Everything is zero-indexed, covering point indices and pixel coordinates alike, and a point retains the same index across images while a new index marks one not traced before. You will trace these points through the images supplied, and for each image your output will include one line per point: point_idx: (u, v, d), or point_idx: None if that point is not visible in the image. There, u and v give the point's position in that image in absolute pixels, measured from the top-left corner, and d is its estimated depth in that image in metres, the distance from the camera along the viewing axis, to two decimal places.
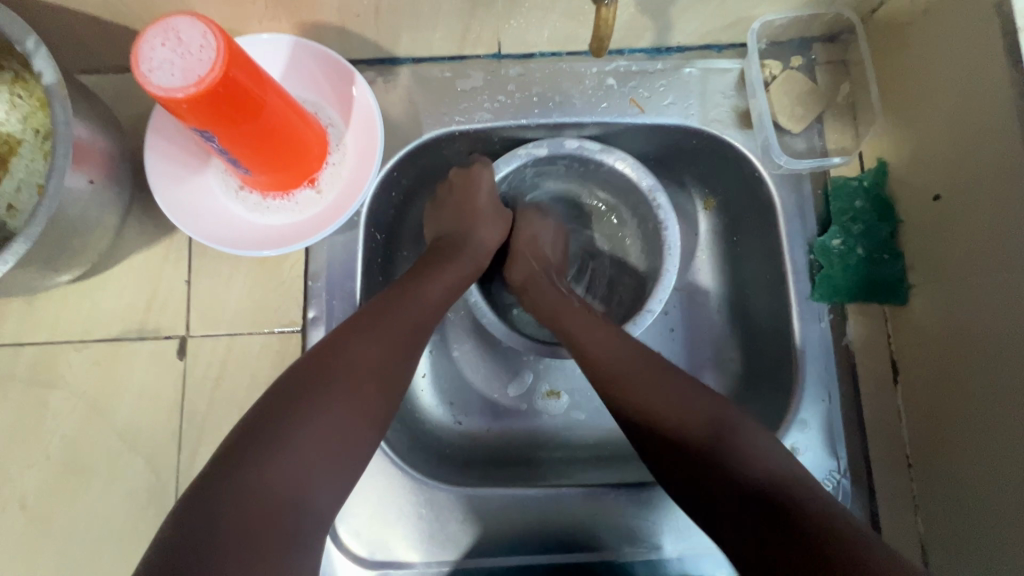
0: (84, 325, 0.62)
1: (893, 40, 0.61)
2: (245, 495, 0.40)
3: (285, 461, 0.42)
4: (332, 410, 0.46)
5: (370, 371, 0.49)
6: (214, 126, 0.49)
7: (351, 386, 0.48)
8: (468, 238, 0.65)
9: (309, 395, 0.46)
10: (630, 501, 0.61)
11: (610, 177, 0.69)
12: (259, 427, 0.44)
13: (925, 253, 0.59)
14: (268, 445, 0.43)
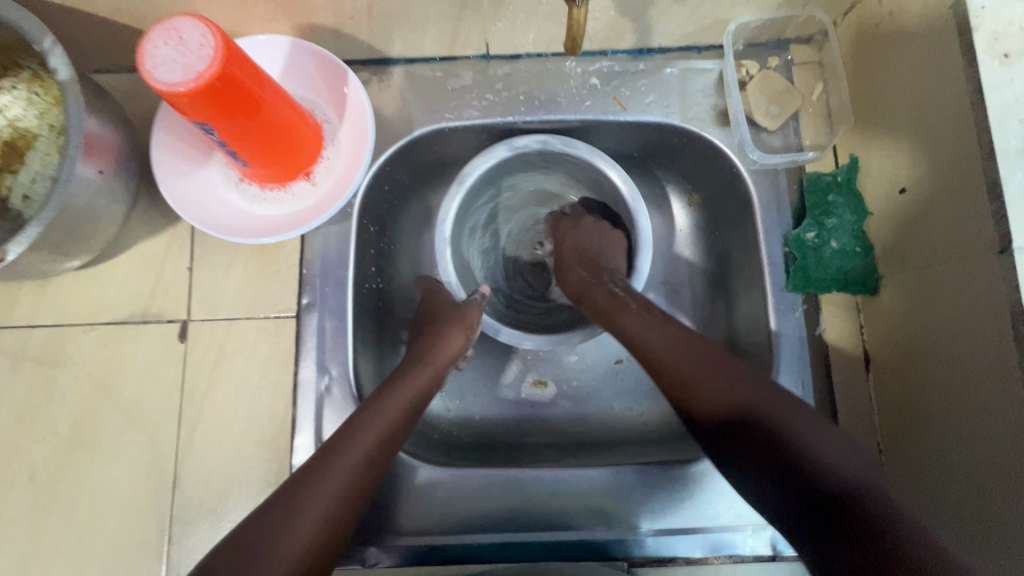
0: (92, 308, 0.66)
1: (863, 40, 0.64)
2: (272, 560, 0.41)
3: (300, 522, 0.44)
4: (340, 472, 0.48)
5: (371, 431, 0.52)
6: (213, 119, 0.53)
7: (355, 450, 0.50)
8: (461, 292, 0.68)
9: (322, 464, 0.48)
10: (607, 482, 0.63)
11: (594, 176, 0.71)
12: (282, 494, 0.46)
13: (892, 245, 0.62)
14: (289, 510, 0.44)
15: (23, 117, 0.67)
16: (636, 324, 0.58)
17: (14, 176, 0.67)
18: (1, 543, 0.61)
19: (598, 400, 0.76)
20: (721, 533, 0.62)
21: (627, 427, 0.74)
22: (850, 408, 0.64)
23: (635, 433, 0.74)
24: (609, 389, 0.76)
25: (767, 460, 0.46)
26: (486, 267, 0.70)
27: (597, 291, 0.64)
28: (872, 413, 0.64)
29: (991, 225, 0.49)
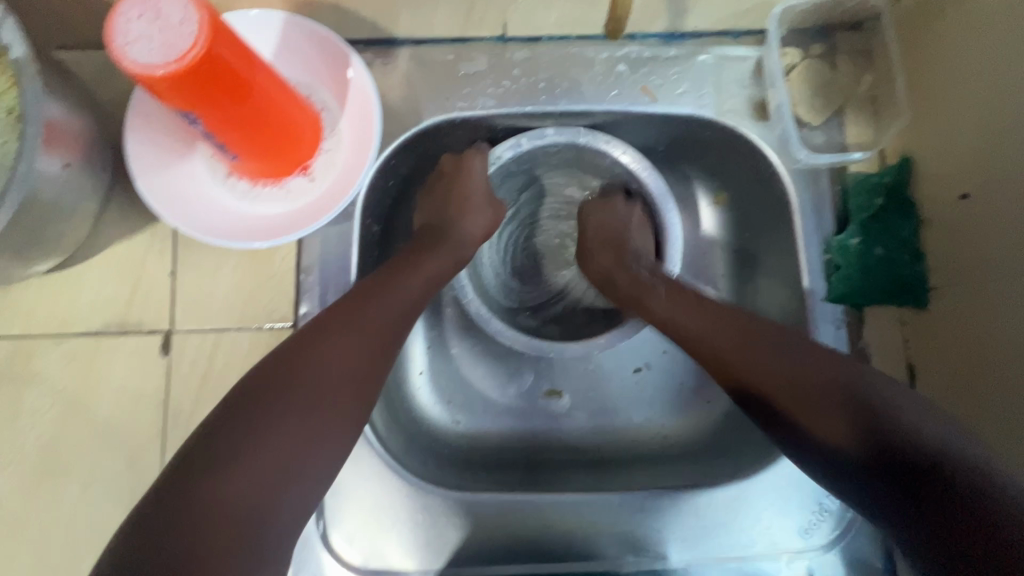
0: (62, 317, 0.59)
1: (923, 27, 0.58)
2: (216, 494, 0.39)
3: (254, 459, 0.41)
4: (305, 412, 0.44)
5: (345, 373, 0.47)
6: (198, 107, 0.46)
7: (326, 388, 0.45)
8: (451, 226, 0.61)
9: (279, 398, 0.44)
10: (635, 509, 0.58)
11: (614, 170, 0.66)
12: (228, 422, 0.42)
13: (948, 257, 0.56)
14: (236, 442, 0.41)
15: None
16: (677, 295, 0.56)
17: None
18: None
19: (617, 412, 0.71)
20: (753, 562, 0.58)
21: (649, 442, 0.70)
22: None
23: (658, 449, 0.69)
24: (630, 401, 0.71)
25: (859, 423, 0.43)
26: (484, 215, 0.64)
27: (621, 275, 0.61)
28: None
29: None
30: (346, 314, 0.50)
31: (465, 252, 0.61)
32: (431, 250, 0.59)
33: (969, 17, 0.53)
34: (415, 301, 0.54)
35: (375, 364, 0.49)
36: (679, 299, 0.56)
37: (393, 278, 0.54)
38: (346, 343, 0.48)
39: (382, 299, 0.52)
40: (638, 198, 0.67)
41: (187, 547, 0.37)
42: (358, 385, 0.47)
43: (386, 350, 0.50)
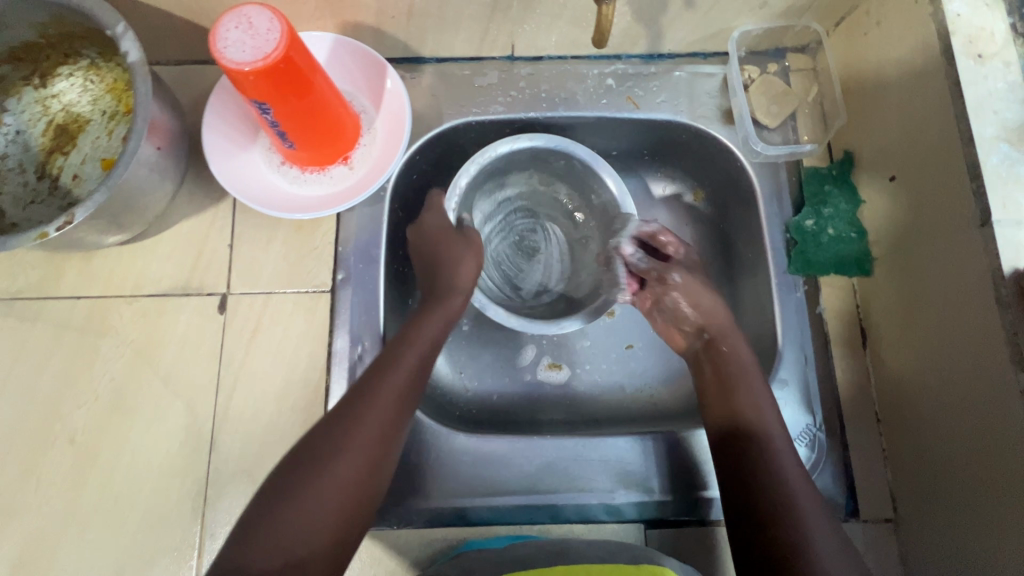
0: (135, 281, 0.69)
1: (853, 46, 0.71)
2: (275, 529, 0.46)
3: (300, 505, 0.48)
4: (338, 475, 0.50)
5: (368, 434, 0.53)
6: (272, 100, 0.58)
7: (354, 451, 0.51)
8: (447, 277, 0.66)
9: (304, 478, 0.49)
10: (626, 450, 0.66)
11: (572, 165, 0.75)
12: (266, 501, 0.48)
13: (885, 231, 0.67)
14: (268, 517, 0.47)
15: (77, 102, 0.72)
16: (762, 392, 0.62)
17: (65, 157, 0.71)
18: (39, 503, 0.63)
19: (610, 380, 0.80)
20: None
21: (640, 407, 0.78)
22: (848, 381, 0.70)
23: (648, 412, 0.78)
24: (621, 371, 0.80)
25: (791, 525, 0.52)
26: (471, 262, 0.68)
27: (721, 327, 0.67)
28: (869, 385, 0.70)
29: (972, 202, 0.55)
30: (367, 381, 0.56)
31: (455, 306, 0.65)
32: (429, 310, 0.64)
33: (885, 37, 0.65)
34: (422, 362, 0.59)
35: (393, 423, 0.55)
36: (737, 377, 0.63)
37: (396, 354, 0.59)
38: (367, 409, 0.54)
39: (393, 364, 0.57)
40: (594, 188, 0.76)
41: None
42: (381, 445, 0.53)
43: (394, 424, 0.55)
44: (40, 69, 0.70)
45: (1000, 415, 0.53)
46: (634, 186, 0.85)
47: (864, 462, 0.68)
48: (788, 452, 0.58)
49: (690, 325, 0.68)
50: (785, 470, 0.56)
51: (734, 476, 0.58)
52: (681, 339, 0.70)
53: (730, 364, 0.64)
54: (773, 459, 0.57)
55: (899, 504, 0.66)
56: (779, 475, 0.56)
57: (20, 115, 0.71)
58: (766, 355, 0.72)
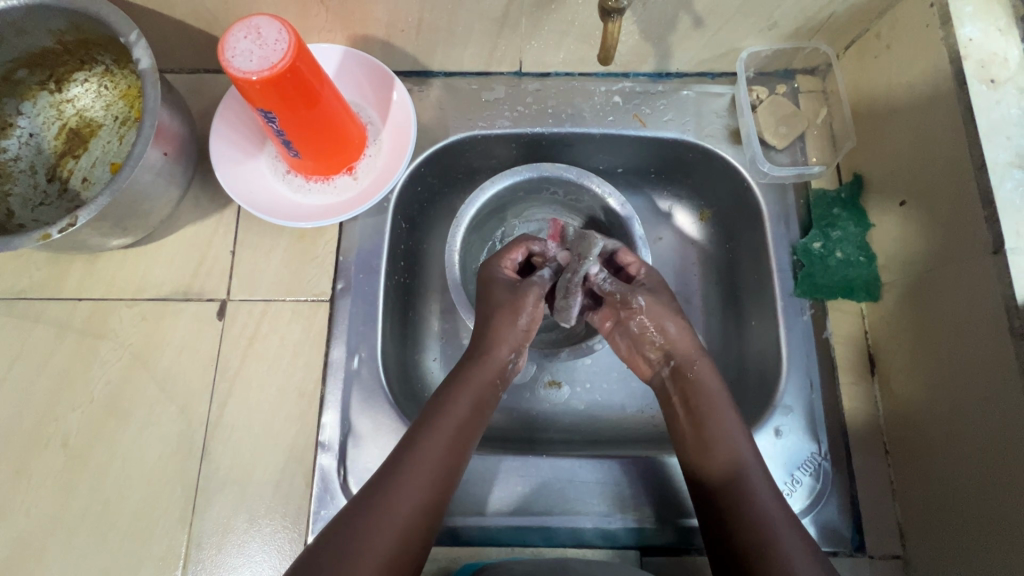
0: (137, 284, 0.69)
1: (862, 68, 0.70)
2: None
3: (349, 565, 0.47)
4: (382, 540, 0.49)
5: (414, 502, 0.52)
6: (277, 109, 0.58)
7: (399, 515, 0.51)
8: (492, 326, 0.62)
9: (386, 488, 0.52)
10: (623, 472, 0.65)
11: (513, 192, 0.77)
12: (354, 509, 0.51)
13: (894, 255, 0.66)
14: (352, 524, 0.50)
15: (90, 108, 0.73)
16: (733, 427, 0.59)
17: (75, 161, 0.72)
18: (27, 506, 0.62)
19: (610, 400, 0.78)
20: None
21: (639, 429, 0.77)
22: (856, 409, 0.68)
23: (647, 435, 0.76)
24: (621, 392, 0.78)
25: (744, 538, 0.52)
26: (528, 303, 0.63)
27: (691, 356, 0.62)
28: (877, 415, 0.67)
29: (985, 228, 0.53)
30: (414, 441, 0.55)
31: (498, 356, 0.61)
32: (478, 361, 0.61)
33: (896, 60, 0.65)
34: (468, 416, 0.58)
35: (441, 486, 0.54)
36: (704, 399, 0.60)
37: (476, 365, 0.60)
38: (416, 475, 0.53)
39: (445, 417, 0.57)
40: (539, 189, 0.78)
41: None
42: (427, 512, 0.53)
43: (468, 434, 0.57)
44: (56, 75, 0.71)
45: (1015, 449, 0.51)
46: (639, 204, 0.84)
47: (870, 495, 0.65)
48: (771, 499, 0.55)
49: (656, 351, 0.63)
50: (762, 505, 0.54)
51: (718, 526, 0.55)
52: (645, 366, 0.65)
53: (699, 399, 0.60)
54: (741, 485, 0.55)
55: (908, 540, 0.63)
56: (763, 518, 0.53)
57: (35, 118, 0.72)
58: (769, 379, 0.70)
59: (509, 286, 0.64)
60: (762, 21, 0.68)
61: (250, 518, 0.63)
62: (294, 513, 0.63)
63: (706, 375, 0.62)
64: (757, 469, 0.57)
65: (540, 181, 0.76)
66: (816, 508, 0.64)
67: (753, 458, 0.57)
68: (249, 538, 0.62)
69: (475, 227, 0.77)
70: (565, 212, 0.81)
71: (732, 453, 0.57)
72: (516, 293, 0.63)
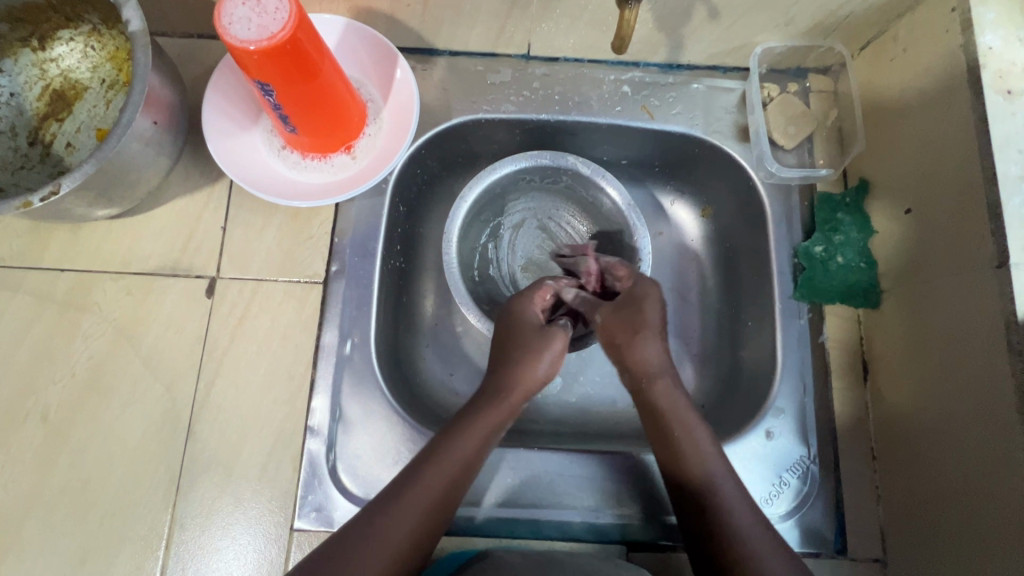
0: (123, 257, 0.67)
1: (876, 70, 0.69)
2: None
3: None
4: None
5: (402, 542, 0.51)
6: (275, 81, 0.56)
7: (383, 555, 0.50)
8: (520, 365, 0.58)
9: (372, 524, 0.51)
10: (614, 468, 0.65)
11: (496, 188, 0.75)
12: (342, 540, 0.51)
13: (895, 263, 0.66)
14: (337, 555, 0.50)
15: (76, 69, 0.69)
16: (700, 435, 0.57)
17: (59, 124, 0.69)
18: (6, 480, 0.61)
19: (602, 394, 0.78)
20: None
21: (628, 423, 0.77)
22: (847, 414, 0.68)
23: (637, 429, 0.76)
24: (613, 386, 0.78)
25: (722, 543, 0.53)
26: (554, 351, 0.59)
27: (655, 370, 0.58)
28: (868, 421, 0.68)
29: (989, 242, 0.53)
30: (412, 476, 0.54)
31: (520, 398, 0.58)
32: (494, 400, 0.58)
33: (912, 64, 0.63)
34: (472, 458, 0.55)
35: (430, 527, 0.53)
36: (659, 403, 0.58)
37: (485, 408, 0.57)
38: (404, 511, 0.52)
39: (441, 459, 0.55)
40: (520, 180, 0.76)
41: None
42: (414, 550, 0.52)
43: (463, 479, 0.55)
44: (39, 32, 0.68)
45: (1003, 463, 0.51)
46: (640, 198, 0.83)
47: (855, 499, 0.66)
48: (741, 504, 0.55)
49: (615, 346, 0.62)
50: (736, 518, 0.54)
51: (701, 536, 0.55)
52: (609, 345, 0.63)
53: (659, 415, 0.59)
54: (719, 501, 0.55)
55: (888, 544, 0.64)
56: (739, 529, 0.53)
57: (16, 77, 0.68)
58: (763, 381, 0.70)
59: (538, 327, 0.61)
60: (778, 15, 0.66)
61: (236, 500, 0.62)
62: (280, 497, 0.62)
63: (666, 394, 0.58)
64: (729, 481, 0.57)
65: (520, 172, 0.75)
66: (801, 510, 0.65)
67: (723, 470, 0.57)
68: (234, 520, 0.61)
69: (466, 231, 0.75)
70: (555, 200, 0.79)
71: (699, 470, 0.57)
72: (545, 335, 0.59)
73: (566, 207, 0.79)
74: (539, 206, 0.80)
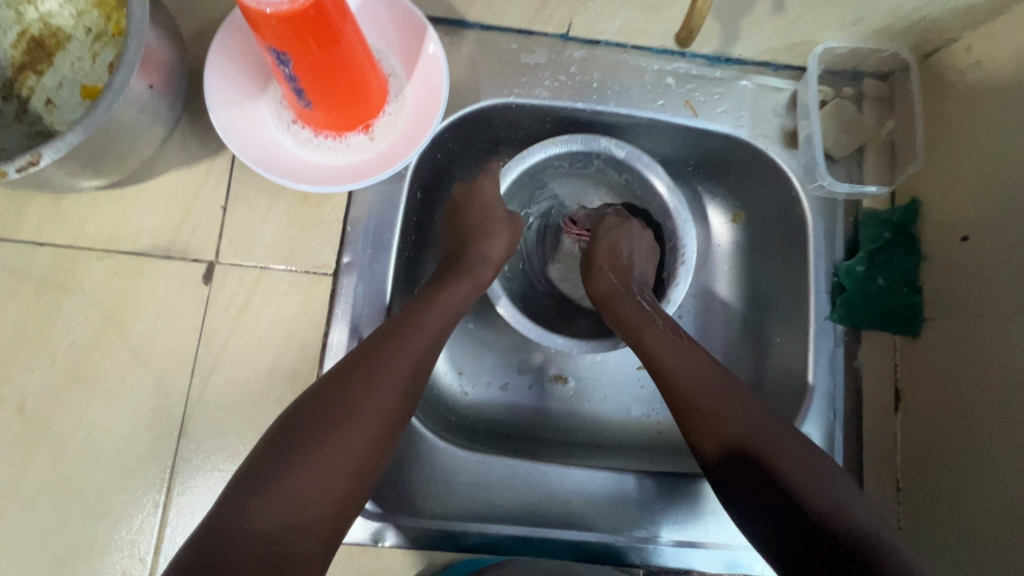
0: (110, 234, 0.60)
1: (943, 81, 0.64)
2: (240, 523, 0.42)
3: (268, 499, 0.43)
4: (312, 484, 0.45)
5: (349, 444, 0.47)
6: (292, 50, 0.49)
7: (336, 459, 0.46)
8: (469, 253, 0.64)
9: (314, 432, 0.47)
10: (633, 490, 0.63)
11: (527, 176, 0.71)
12: (274, 455, 0.46)
13: (943, 291, 0.62)
14: (274, 468, 0.45)
15: (57, 14, 0.61)
16: (708, 368, 0.57)
17: (37, 77, 0.61)
18: None
19: (615, 403, 0.75)
20: (737, 554, 0.62)
21: (642, 435, 0.74)
22: (874, 443, 0.66)
23: (652, 442, 0.73)
24: (628, 395, 0.75)
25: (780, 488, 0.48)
26: (503, 239, 0.65)
27: (623, 298, 0.64)
28: (895, 451, 0.66)
29: None
30: (348, 375, 0.50)
31: (483, 277, 0.62)
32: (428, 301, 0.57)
33: (987, 80, 0.58)
34: (415, 358, 0.53)
35: (380, 433, 0.49)
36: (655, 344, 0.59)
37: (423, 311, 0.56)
38: (345, 410, 0.48)
39: (382, 361, 0.51)
40: (551, 168, 0.72)
41: (247, 560, 0.40)
42: (366, 453, 0.48)
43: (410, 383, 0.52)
44: None
45: None
46: None
47: None
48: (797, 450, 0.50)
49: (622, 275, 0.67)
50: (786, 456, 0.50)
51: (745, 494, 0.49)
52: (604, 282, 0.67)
53: (671, 374, 0.57)
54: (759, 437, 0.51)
55: None
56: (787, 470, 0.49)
57: None
58: (790, 403, 0.67)
59: (480, 234, 0.64)
60: (847, 13, 0.60)
61: None
62: None
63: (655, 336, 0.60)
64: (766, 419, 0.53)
65: (551, 159, 0.69)
66: None
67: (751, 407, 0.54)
68: None
69: None
70: (585, 182, 0.76)
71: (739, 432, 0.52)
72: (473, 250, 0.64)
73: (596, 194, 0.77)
74: (571, 190, 0.76)
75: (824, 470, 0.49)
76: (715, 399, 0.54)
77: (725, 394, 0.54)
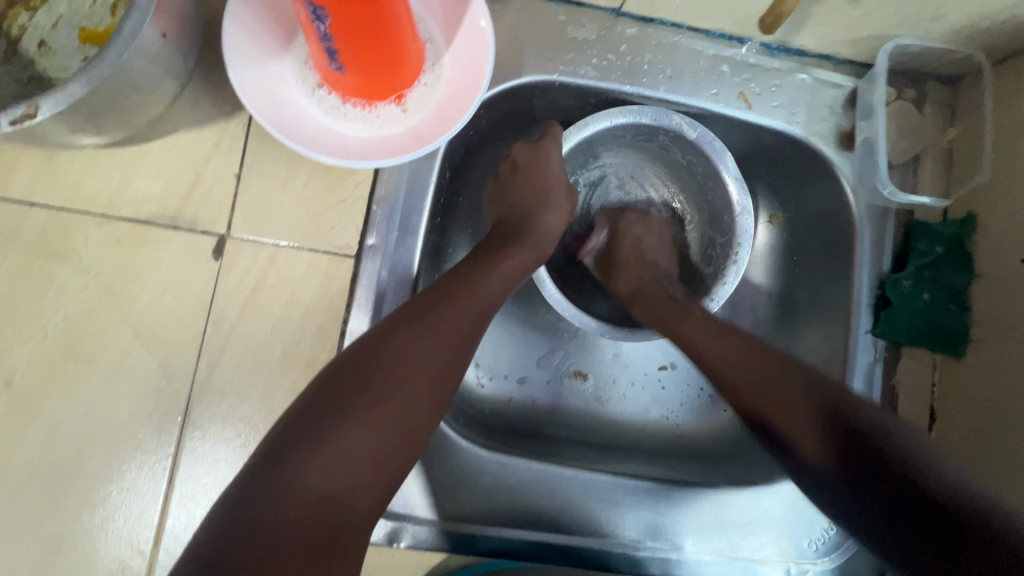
0: (110, 198, 0.55)
1: (1018, 89, 0.60)
2: (294, 486, 0.40)
3: (319, 459, 0.41)
4: (359, 447, 0.43)
5: (399, 408, 0.45)
6: (333, 3, 0.42)
7: (384, 425, 0.44)
8: (531, 222, 0.61)
9: (360, 392, 0.44)
10: (660, 500, 0.61)
11: (591, 142, 0.68)
12: (319, 414, 0.43)
13: (994, 313, 0.60)
14: (319, 428, 0.43)
15: None
16: (741, 340, 0.55)
17: (30, 15, 0.54)
18: None
19: (634, 404, 0.72)
20: (758, 566, 0.61)
21: (661, 437, 0.71)
22: None
23: (673, 445, 0.70)
24: (650, 396, 0.72)
25: (846, 450, 0.47)
26: (564, 212, 0.64)
27: (654, 291, 0.64)
28: None
29: None
30: (396, 332, 0.48)
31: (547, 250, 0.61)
32: (482, 265, 0.55)
33: None
34: (467, 324, 0.50)
35: (430, 397, 0.47)
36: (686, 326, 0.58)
37: (475, 277, 0.53)
38: (396, 372, 0.46)
39: (431, 327, 0.48)
40: (614, 137, 0.68)
41: (298, 525, 0.39)
42: (415, 419, 0.46)
43: (463, 350, 0.50)
44: None
45: None
46: None
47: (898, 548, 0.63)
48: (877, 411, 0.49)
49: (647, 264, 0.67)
50: (853, 413, 0.49)
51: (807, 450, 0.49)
52: (628, 278, 0.66)
53: (700, 348, 0.56)
54: (818, 398, 0.50)
55: None
56: (851, 425, 0.48)
57: None
58: None
59: (540, 203, 0.63)
60: (929, 8, 0.55)
61: None
62: None
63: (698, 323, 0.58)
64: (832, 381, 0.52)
65: (614, 130, 0.65)
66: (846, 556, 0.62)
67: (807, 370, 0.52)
68: None
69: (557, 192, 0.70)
70: (643, 158, 0.72)
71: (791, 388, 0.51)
72: (529, 223, 0.61)
73: (653, 171, 0.73)
74: (626, 164, 0.73)
75: (914, 448, 0.47)
76: (778, 375, 0.52)
77: (777, 371, 0.52)
